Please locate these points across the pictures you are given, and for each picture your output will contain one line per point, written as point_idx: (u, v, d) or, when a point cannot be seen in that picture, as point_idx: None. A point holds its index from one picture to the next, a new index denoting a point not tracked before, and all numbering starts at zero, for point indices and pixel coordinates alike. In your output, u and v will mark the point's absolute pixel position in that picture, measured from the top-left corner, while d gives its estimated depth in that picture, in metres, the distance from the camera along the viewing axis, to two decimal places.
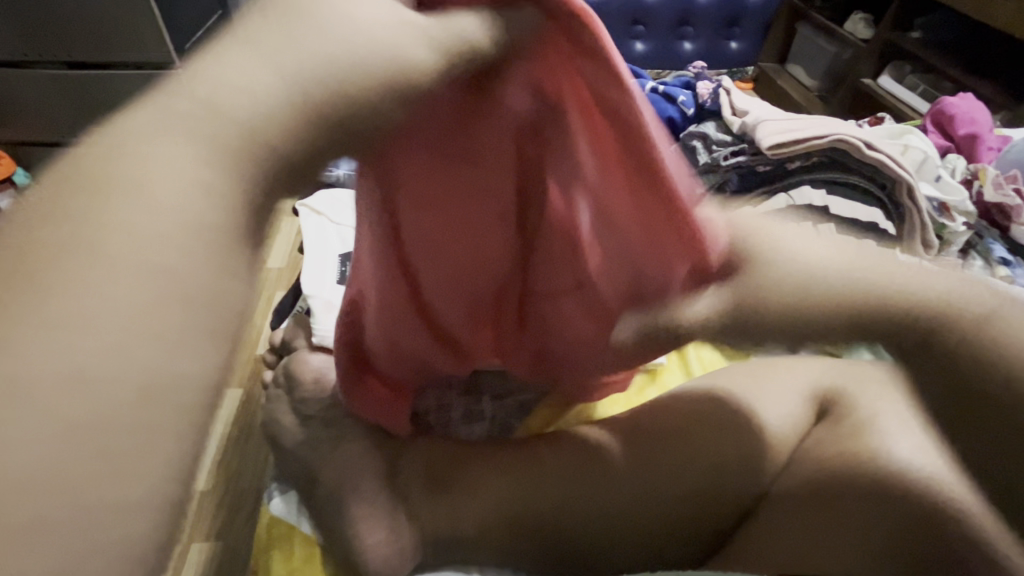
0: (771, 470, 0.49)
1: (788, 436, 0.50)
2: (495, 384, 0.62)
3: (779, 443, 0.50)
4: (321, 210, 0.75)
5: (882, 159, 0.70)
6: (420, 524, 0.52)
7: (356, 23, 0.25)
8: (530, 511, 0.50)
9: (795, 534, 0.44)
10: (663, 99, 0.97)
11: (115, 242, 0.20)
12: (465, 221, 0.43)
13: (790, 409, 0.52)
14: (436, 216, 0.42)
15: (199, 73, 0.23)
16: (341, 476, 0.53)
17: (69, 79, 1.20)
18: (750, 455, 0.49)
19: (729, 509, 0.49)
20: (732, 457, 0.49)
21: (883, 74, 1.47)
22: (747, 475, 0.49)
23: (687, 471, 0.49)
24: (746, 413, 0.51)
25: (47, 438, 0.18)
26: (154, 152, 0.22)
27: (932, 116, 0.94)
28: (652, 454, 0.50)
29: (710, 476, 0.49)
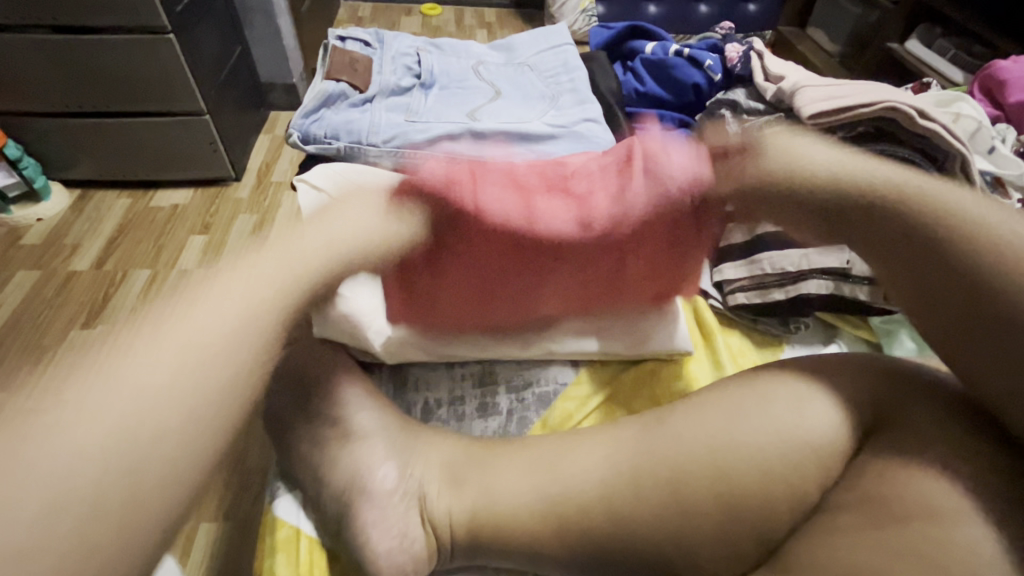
0: (832, 469, 0.43)
1: (836, 442, 0.43)
2: (508, 374, 0.60)
3: (837, 442, 0.43)
4: (320, 187, 0.68)
5: (936, 129, 0.64)
6: (439, 529, 0.47)
7: (293, 259, 0.40)
8: (574, 525, 0.44)
9: (883, 553, 0.36)
10: (688, 63, 0.92)
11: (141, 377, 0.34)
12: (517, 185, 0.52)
13: (838, 407, 0.44)
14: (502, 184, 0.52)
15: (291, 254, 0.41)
16: (354, 472, 0.49)
17: (56, 45, 1.13)
18: (798, 465, 0.43)
19: (773, 523, 0.42)
20: (786, 466, 0.43)
21: (911, 37, 1.38)
22: (798, 485, 0.42)
23: (742, 473, 0.43)
24: (793, 418, 0.44)
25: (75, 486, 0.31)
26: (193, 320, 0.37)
27: (978, 82, 0.89)
28: (705, 450, 0.44)
29: (763, 477, 0.43)
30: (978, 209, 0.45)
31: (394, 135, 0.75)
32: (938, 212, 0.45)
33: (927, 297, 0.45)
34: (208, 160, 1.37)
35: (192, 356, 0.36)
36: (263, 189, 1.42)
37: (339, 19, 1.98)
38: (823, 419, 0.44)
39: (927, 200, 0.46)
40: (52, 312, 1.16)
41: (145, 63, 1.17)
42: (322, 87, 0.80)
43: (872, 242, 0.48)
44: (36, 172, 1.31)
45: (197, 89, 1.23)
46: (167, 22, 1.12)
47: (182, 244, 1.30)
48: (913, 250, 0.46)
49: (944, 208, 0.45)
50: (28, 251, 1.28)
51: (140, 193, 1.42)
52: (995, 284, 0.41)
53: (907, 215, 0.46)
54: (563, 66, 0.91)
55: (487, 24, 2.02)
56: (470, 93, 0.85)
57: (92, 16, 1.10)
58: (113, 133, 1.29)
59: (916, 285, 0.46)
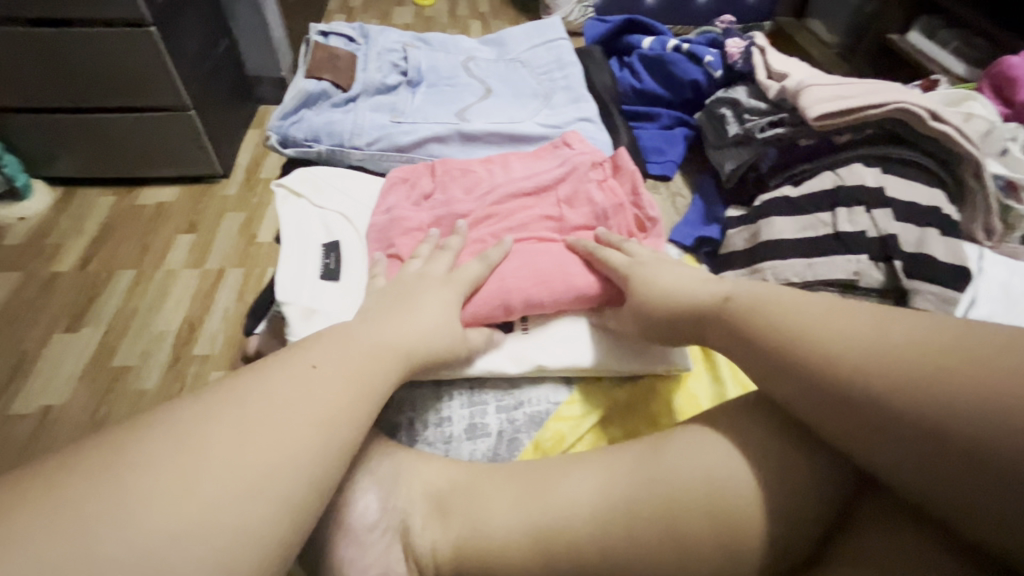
0: (831, 500, 0.41)
1: (829, 489, 0.41)
2: (497, 395, 0.57)
3: (831, 495, 0.41)
4: (299, 191, 0.66)
5: (948, 131, 0.61)
6: (424, 565, 0.45)
7: (408, 308, 0.49)
8: (568, 566, 0.41)
9: None
10: (687, 58, 0.88)
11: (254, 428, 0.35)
12: (507, 224, 0.61)
13: (835, 456, 0.42)
14: (493, 228, 0.61)
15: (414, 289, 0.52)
16: (334, 502, 0.46)
17: (33, 38, 1.08)
18: (793, 518, 0.40)
19: (771, 558, 0.40)
20: (782, 519, 0.40)
21: (912, 29, 1.35)
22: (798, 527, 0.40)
23: (747, 514, 0.40)
24: (795, 462, 0.42)
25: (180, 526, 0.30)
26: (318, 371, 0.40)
27: (988, 79, 0.85)
28: (708, 486, 0.41)
29: (761, 503, 0.40)
30: (826, 320, 0.41)
31: (378, 136, 0.72)
32: (798, 336, 0.41)
33: (851, 429, 0.38)
34: (194, 157, 1.33)
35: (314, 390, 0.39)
36: (251, 187, 1.38)
37: (329, 9, 1.92)
38: (817, 469, 0.42)
39: (788, 325, 0.42)
40: (34, 314, 1.12)
41: (127, 57, 1.12)
42: (302, 86, 0.76)
43: (777, 377, 0.42)
44: (18, 170, 1.26)
45: (181, 85, 1.18)
46: (148, 14, 1.07)
47: (166, 244, 1.26)
48: (807, 386, 0.40)
49: (798, 331, 0.42)
50: (10, 251, 1.24)
51: (124, 191, 1.37)
52: (905, 403, 0.35)
53: (785, 352, 0.42)
54: (556, 62, 0.87)
55: (480, 14, 1.97)
56: (459, 91, 0.81)
57: (68, 9, 1.05)
58: (94, 129, 1.25)
59: (836, 423, 0.39)
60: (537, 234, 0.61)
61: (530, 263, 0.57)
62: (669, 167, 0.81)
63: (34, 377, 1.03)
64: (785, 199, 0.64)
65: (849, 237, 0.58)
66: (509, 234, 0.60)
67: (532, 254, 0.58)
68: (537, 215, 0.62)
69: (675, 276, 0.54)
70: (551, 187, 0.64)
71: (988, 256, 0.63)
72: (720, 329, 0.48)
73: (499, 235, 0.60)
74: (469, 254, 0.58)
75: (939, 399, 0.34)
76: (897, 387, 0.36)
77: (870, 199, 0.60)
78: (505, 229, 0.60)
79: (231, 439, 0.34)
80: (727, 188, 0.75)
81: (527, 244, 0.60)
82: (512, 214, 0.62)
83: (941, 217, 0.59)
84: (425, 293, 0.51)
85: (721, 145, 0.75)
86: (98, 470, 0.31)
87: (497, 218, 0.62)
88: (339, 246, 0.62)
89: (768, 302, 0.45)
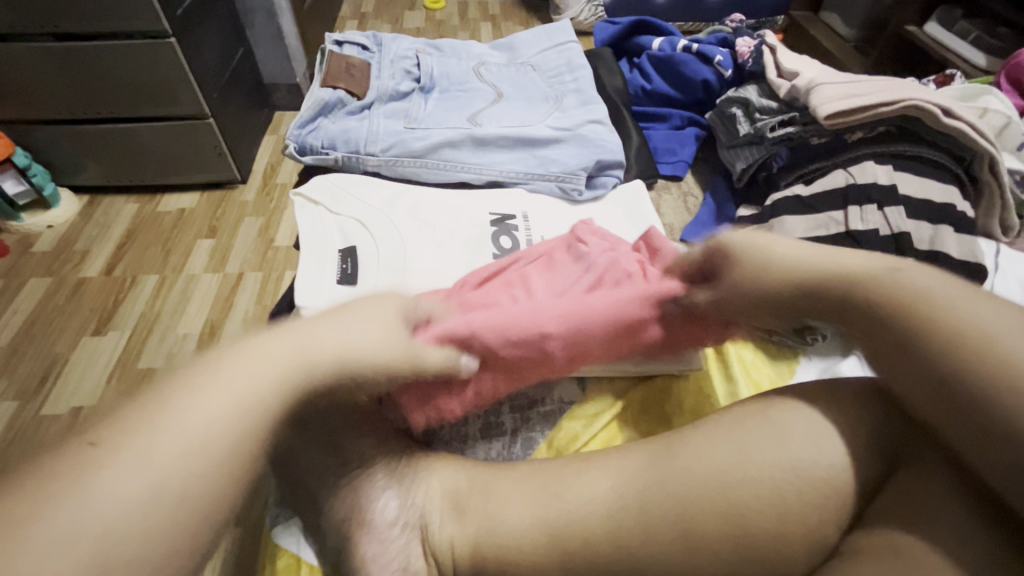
0: (853, 488, 0.41)
1: (853, 474, 0.41)
2: (513, 394, 0.58)
3: (853, 477, 0.41)
4: (317, 199, 0.68)
5: (962, 128, 0.60)
6: (441, 560, 0.46)
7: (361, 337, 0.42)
8: (580, 562, 0.42)
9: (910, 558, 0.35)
10: (697, 58, 0.89)
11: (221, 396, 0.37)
12: (499, 303, 0.53)
13: (855, 439, 0.42)
14: (480, 305, 0.53)
15: (354, 319, 0.44)
16: (353, 501, 0.48)
17: (60, 52, 1.12)
18: (815, 497, 0.40)
19: (789, 544, 0.39)
20: (803, 502, 0.40)
21: (930, 20, 1.33)
22: (813, 522, 0.40)
23: (761, 509, 0.40)
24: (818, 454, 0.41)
25: (151, 482, 0.33)
26: (284, 339, 0.41)
27: (1005, 71, 0.84)
28: (717, 485, 0.41)
29: (775, 503, 0.40)
30: (911, 284, 0.41)
31: (393, 143, 0.73)
32: (891, 288, 0.41)
33: (926, 383, 0.39)
34: (213, 164, 1.36)
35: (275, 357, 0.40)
36: (268, 192, 1.41)
37: (341, 15, 1.95)
38: (839, 445, 0.41)
39: (875, 278, 0.42)
40: (63, 319, 1.17)
41: (149, 69, 1.16)
42: (318, 95, 0.78)
43: (852, 315, 0.43)
44: (46, 180, 1.31)
45: (200, 94, 1.22)
46: (168, 26, 1.10)
47: (187, 249, 1.30)
48: (890, 336, 0.40)
49: (886, 285, 0.41)
50: (39, 258, 1.28)
51: (146, 198, 1.41)
52: (984, 379, 0.36)
53: (875, 298, 0.42)
54: (566, 65, 0.88)
55: (491, 16, 1.98)
56: (471, 96, 0.83)
57: (93, 23, 1.09)
58: (116, 139, 1.29)
59: (905, 370, 0.40)
60: (534, 304, 0.52)
61: (524, 325, 0.49)
62: (680, 167, 0.82)
63: (64, 379, 1.07)
64: (796, 198, 0.64)
65: (860, 235, 0.58)
66: (500, 307, 0.51)
67: (526, 319, 0.50)
68: (536, 293, 0.55)
69: (792, 251, 0.47)
70: (550, 272, 0.58)
71: (1003, 253, 0.62)
72: (804, 302, 0.46)
73: (486, 309, 0.52)
74: (453, 317, 0.50)
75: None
76: (990, 363, 0.36)
77: (884, 197, 0.60)
78: (494, 303, 0.52)
79: (199, 403, 0.36)
80: (738, 186, 0.76)
81: (522, 309, 0.51)
82: (504, 295, 0.54)
83: (955, 215, 0.59)
84: (369, 316, 0.44)
85: (733, 144, 0.75)
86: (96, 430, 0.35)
87: (486, 297, 0.54)
88: (355, 250, 0.64)
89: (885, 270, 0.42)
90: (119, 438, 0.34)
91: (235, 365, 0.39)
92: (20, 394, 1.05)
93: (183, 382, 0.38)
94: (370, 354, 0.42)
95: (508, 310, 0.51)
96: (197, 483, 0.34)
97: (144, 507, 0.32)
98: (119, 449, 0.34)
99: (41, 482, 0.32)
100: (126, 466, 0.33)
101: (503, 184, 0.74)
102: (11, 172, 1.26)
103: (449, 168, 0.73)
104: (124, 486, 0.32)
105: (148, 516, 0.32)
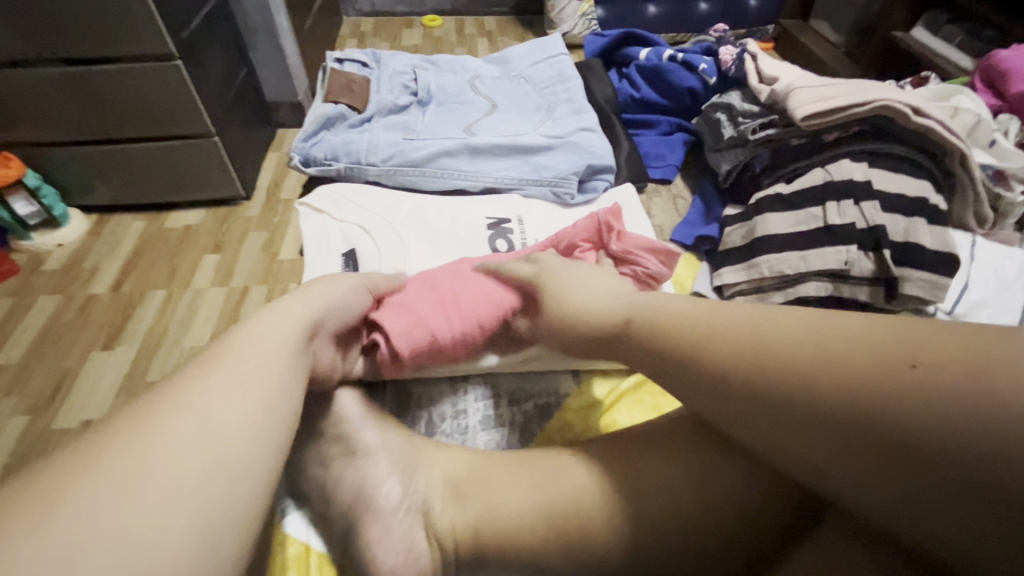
0: (769, 519, 0.43)
1: (771, 506, 0.43)
2: (511, 390, 0.61)
3: (769, 509, 0.43)
4: (320, 207, 0.71)
5: (932, 125, 0.64)
6: (443, 543, 0.48)
7: (332, 295, 0.52)
8: (573, 546, 0.44)
9: None
10: (683, 67, 0.92)
11: (229, 383, 0.40)
12: (456, 272, 0.61)
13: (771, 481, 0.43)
14: (443, 272, 0.62)
15: (317, 286, 0.52)
16: (360, 488, 0.50)
17: (69, 76, 1.17)
18: (733, 525, 0.43)
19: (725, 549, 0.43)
20: (726, 524, 0.43)
21: (917, 26, 1.36)
22: (770, 496, 0.43)
23: (712, 504, 0.43)
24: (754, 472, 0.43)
25: (172, 468, 0.35)
26: (267, 329, 0.45)
27: (980, 72, 0.87)
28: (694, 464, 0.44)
29: (735, 485, 0.43)
30: (735, 324, 0.40)
31: (392, 153, 0.77)
32: (733, 365, 0.38)
33: (813, 453, 0.35)
34: (217, 181, 1.40)
35: (268, 349, 0.44)
36: (272, 207, 1.45)
37: (341, 35, 2.01)
38: (756, 479, 0.43)
39: (705, 347, 0.40)
40: (73, 334, 1.20)
41: (156, 90, 1.21)
42: (320, 110, 0.81)
43: (714, 401, 0.40)
44: (55, 200, 1.35)
45: (204, 113, 1.26)
46: (175, 49, 1.15)
47: (193, 263, 1.33)
48: (760, 416, 0.37)
49: (759, 348, 0.38)
50: (50, 276, 1.32)
51: (154, 215, 1.45)
52: (870, 424, 0.33)
53: (730, 379, 0.38)
54: (557, 77, 0.92)
55: (488, 32, 2.03)
56: (466, 108, 0.86)
57: (102, 48, 1.14)
58: (123, 159, 1.33)
59: (778, 441, 0.37)
60: (467, 282, 0.59)
61: (446, 298, 0.58)
62: (669, 171, 0.85)
63: (75, 392, 1.10)
64: (777, 195, 0.67)
65: (838, 229, 0.61)
66: (456, 275, 0.61)
67: (453, 291, 0.58)
68: (467, 282, 0.59)
69: (599, 281, 0.53)
70: (472, 278, 0.60)
71: (979, 244, 0.65)
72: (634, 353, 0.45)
73: (446, 275, 0.61)
74: (416, 283, 0.60)
75: (917, 403, 0.31)
76: (857, 403, 0.33)
77: (861, 192, 0.63)
78: (448, 275, 0.61)
79: (210, 393, 0.39)
80: (723, 187, 0.79)
81: (446, 291, 0.59)
82: (455, 272, 0.61)
83: (928, 207, 0.62)
84: (326, 284, 0.53)
85: (718, 147, 0.78)
86: (105, 432, 0.36)
87: (451, 268, 0.62)
88: (357, 253, 0.67)
89: (677, 313, 0.44)
90: (135, 434, 0.36)
91: (232, 357, 0.42)
92: (32, 408, 1.07)
93: (186, 381, 0.40)
94: (342, 305, 0.52)
95: (454, 281, 0.60)
96: (217, 464, 0.36)
97: (169, 489, 0.34)
98: (133, 444, 0.35)
99: (60, 478, 0.33)
100: (143, 457, 0.34)
101: (498, 190, 0.77)
102: (22, 193, 1.30)
103: (446, 176, 0.77)
104: (147, 474, 0.34)
105: (174, 495, 0.33)
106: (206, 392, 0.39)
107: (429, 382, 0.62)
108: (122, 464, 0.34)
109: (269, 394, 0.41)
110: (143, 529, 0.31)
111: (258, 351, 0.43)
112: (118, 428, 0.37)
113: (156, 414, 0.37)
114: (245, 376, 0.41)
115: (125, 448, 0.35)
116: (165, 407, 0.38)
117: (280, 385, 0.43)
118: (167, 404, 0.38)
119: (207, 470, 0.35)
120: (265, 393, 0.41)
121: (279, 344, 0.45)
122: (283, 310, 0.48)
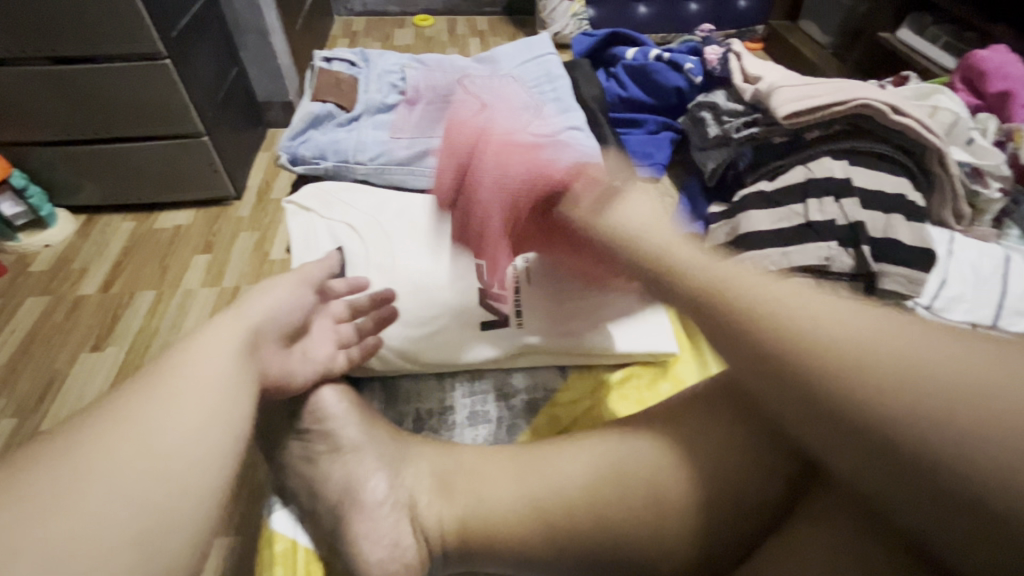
0: (764, 499, 0.45)
1: (767, 489, 0.45)
2: (499, 385, 0.63)
3: (766, 492, 0.45)
4: (307, 205, 0.72)
5: (910, 124, 0.65)
6: (429, 536, 0.48)
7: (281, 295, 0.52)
8: (559, 538, 0.44)
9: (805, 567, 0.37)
10: (669, 67, 0.94)
11: (192, 381, 0.40)
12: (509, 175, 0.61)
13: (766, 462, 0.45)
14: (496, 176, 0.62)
15: (268, 287, 0.53)
16: (346, 482, 0.51)
17: (55, 75, 1.16)
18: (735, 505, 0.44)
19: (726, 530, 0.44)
20: (727, 504, 0.44)
21: (902, 26, 1.38)
22: (758, 481, 0.44)
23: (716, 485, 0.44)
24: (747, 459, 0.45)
25: (138, 465, 0.34)
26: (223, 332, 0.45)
27: (960, 72, 0.88)
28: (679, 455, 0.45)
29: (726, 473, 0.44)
30: (796, 299, 0.37)
31: (380, 152, 0.78)
32: (791, 338, 0.35)
33: (845, 449, 0.32)
34: (207, 181, 1.40)
35: (229, 348, 0.44)
36: (263, 206, 1.45)
37: (332, 35, 2.01)
38: (753, 464, 0.45)
39: (767, 312, 0.37)
40: (61, 336, 1.19)
41: (144, 89, 1.20)
42: (308, 109, 0.82)
43: (752, 372, 0.37)
44: (42, 201, 1.34)
45: (193, 112, 1.26)
46: (163, 48, 1.15)
47: (183, 263, 1.33)
48: (801, 405, 0.34)
49: (818, 330, 0.35)
50: (37, 277, 1.31)
51: (143, 215, 1.45)
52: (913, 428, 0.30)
53: (773, 351, 0.35)
54: (545, 76, 0.93)
55: (479, 32, 2.04)
56: (455, 108, 0.87)
57: (88, 47, 1.13)
58: (111, 158, 1.32)
59: (809, 427, 0.34)
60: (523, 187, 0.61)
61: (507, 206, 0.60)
62: (656, 169, 0.86)
63: (64, 394, 1.09)
64: (759, 193, 0.69)
65: (818, 225, 0.63)
66: (505, 185, 0.61)
67: (512, 196, 0.60)
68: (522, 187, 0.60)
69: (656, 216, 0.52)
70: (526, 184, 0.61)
71: (957, 239, 0.66)
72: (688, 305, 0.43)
73: (499, 179, 0.61)
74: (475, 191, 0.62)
75: (979, 413, 0.28)
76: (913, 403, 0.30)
77: (840, 190, 0.64)
78: (501, 180, 0.62)
79: (174, 391, 0.39)
80: (709, 186, 0.80)
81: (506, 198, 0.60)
82: (508, 177, 0.61)
83: (907, 204, 0.63)
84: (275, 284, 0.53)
85: (704, 146, 0.80)
86: (71, 432, 0.36)
87: (503, 171, 0.62)
88: (345, 251, 0.67)
89: (732, 274, 0.41)
90: (99, 433, 0.36)
91: (196, 355, 0.42)
92: (20, 410, 1.07)
93: (152, 379, 0.40)
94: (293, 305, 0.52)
95: (509, 187, 0.61)
96: (187, 459, 0.36)
97: (141, 484, 0.34)
98: (98, 443, 0.35)
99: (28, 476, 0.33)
100: (110, 455, 0.34)
101: None
102: (8, 193, 1.29)
103: None
104: (113, 472, 0.34)
105: (142, 492, 0.34)
106: (172, 389, 0.39)
107: (418, 379, 0.63)
108: (86, 464, 0.34)
109: (237, 389, 0.42)
110: (114, 526, 0.32)
111: (218, 351, 0.43)
112: (89, 426, 0.37)
113: (120, 413, 0.37)
114: (209, 373, 0.41)
115: (88, 447, 0.34)
116: (130, 407, 0.38)
117: (245, 383, 0.43)
118: (131, 403, 0.38)
119: (180, 464, 0.36)
120: (232, 388, 0.41)
121: (237, 344, 0.45)
122: (239, 313, 0.48)
